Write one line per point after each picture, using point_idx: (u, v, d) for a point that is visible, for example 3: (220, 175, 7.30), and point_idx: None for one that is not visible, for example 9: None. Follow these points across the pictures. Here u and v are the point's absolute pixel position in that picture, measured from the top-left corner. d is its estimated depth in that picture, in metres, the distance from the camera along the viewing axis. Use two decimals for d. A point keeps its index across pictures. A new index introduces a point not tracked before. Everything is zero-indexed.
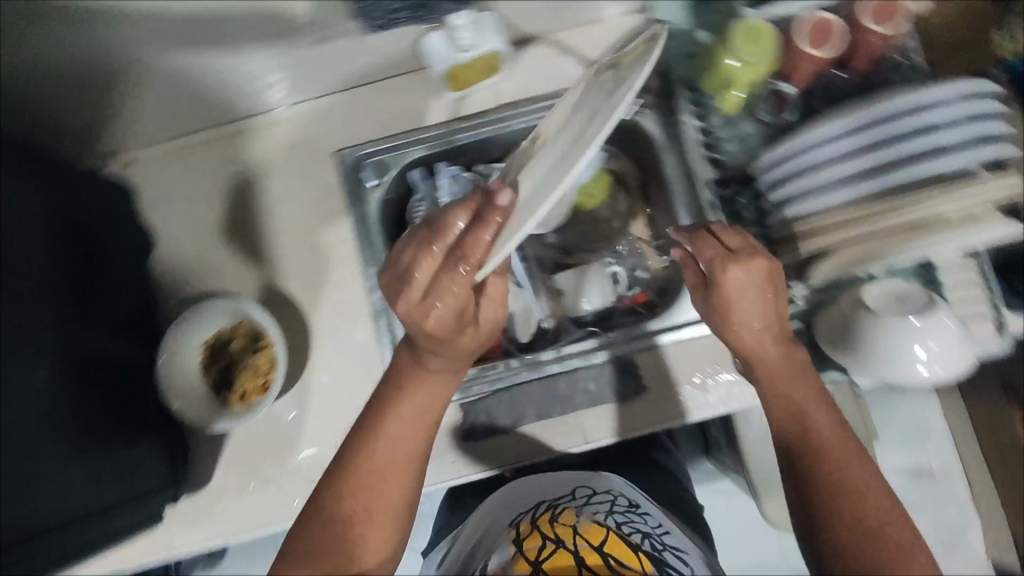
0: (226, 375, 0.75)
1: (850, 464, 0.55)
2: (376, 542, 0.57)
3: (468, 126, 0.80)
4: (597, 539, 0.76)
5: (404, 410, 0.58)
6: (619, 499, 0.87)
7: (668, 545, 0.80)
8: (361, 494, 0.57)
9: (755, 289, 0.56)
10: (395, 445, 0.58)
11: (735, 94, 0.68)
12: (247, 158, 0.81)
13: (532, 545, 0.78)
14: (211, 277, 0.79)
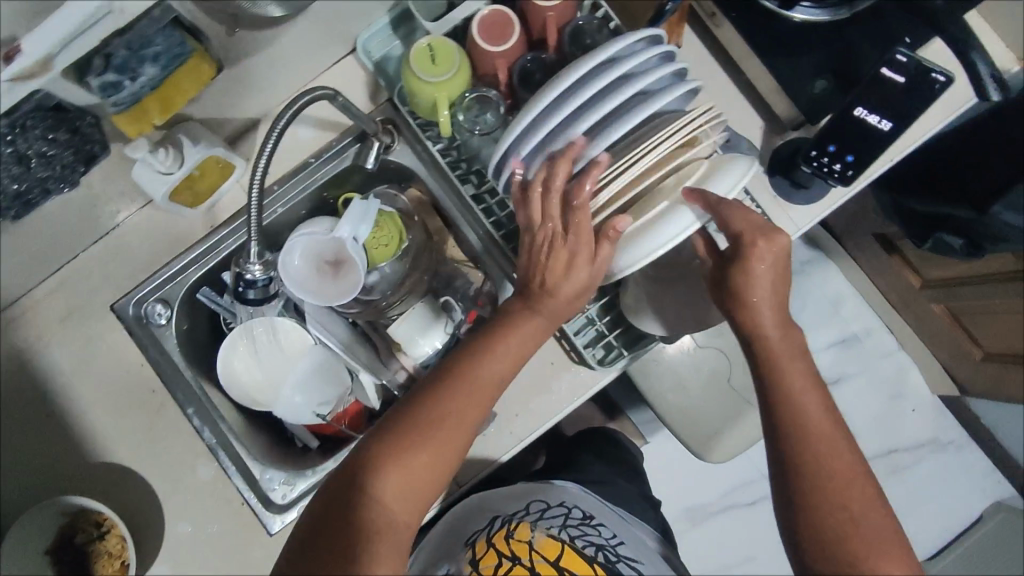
0: (81, 570, 0.73)
1: (799, 376, 0.62)
2: (428, 483, 0.61)
3: (230, 229, 0.77)
4: (552, 556, 0.79)
5: (504, 350, 0.65)
6: (574, 510, 0.89)
7: (622, 557, 0.82)
8: (454, 404, 0.63)
9: (776, 274, 0.61)
10: (503, 366, 0.65)
11: (446, 113, 0.65)
12: (23, 350, 0.76)
13: (487, 564, 0.79)
14: (35, 480, 0.75)
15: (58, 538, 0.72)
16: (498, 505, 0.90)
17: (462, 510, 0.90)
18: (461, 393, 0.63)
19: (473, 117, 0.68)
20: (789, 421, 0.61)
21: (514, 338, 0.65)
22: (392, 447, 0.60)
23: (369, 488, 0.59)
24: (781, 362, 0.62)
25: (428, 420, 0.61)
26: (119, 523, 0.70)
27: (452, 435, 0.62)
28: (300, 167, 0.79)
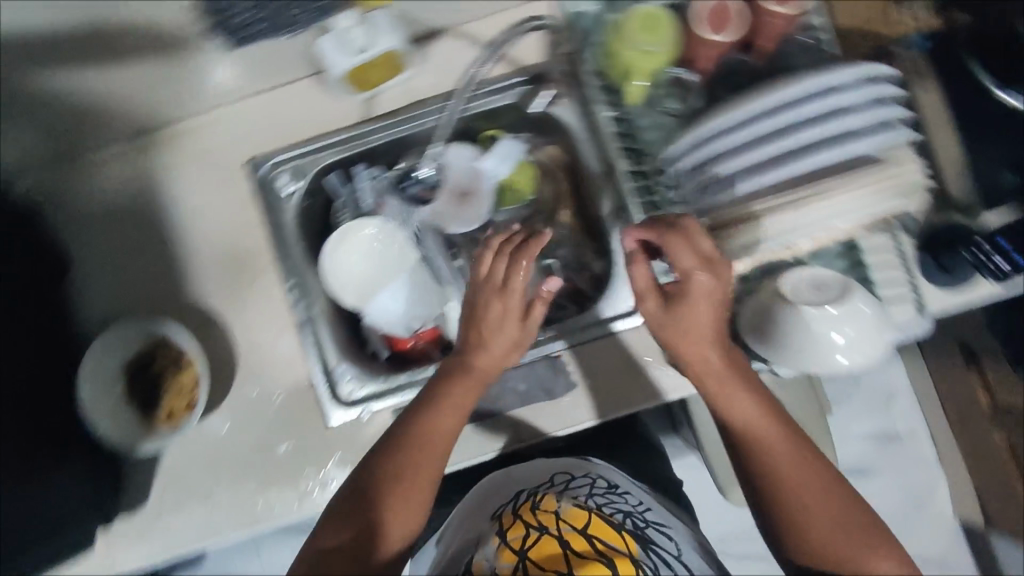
0: (150, 395, 0.75)
1: (778, 439, 0.59)
2: (415, 509, 0.61)
3: (382, 126, 0.78)
4: (581, 523, 0.72)
5: (443, 409, 0.64)
6: (598, 480, 0.85)
7: (652, 524, 0.79)
8: (399, 451, 0.61)
9: (711, 302, 0.59)
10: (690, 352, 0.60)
11: (636, 85, 0.67)
12: (155, 174, 0.79)
13: (513, 534, 0.72)
14: (133, 297, 0.78)
15: (137, 358, 0.76)
16: (525, 475, 0.88)
17: (482, 488, 0.87)
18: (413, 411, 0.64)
19: (663, 96, 0.70)
20: (772, 504, 0.59)
21: (689, 320, 0.60)
22: (382, 455, 0.61)
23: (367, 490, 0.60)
24: (767, 455, 0.59)
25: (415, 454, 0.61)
26: (199, 363, 0.72)
27: (419, 432, 0.63)
28: (465, 88, 0.77)
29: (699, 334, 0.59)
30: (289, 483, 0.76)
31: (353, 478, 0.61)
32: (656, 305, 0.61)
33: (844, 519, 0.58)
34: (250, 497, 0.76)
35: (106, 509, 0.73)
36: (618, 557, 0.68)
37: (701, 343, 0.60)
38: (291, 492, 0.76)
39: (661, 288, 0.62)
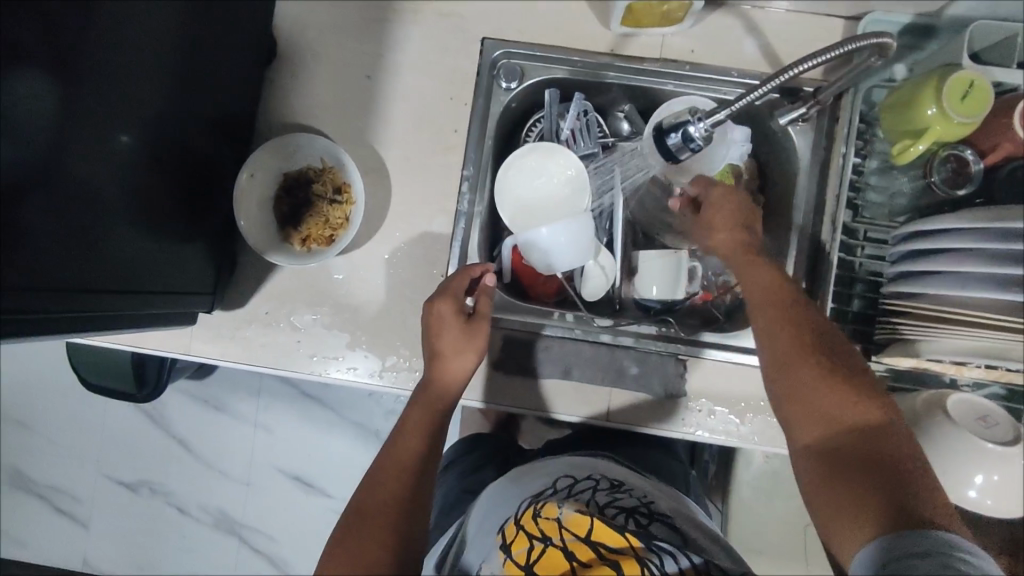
0: (295, 212, 0.75)
1: (811, 424, 0.54)
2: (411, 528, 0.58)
3: (623, 67, 0.75)
4: (583, 532, 0.59)
5: (418, 426, 0.63)
6: (600, 481, 0.70)
7: (657, 515, 0.64)
8: (398, 472, 0.60)
9: (772, 313, 0.58)
10: (758, 290, 0.60)
11: (921, 147, 0.61)
12: (389, 11, 0.77)
13: (517, 548, 0.59)
14: (315, 114, 0.77)
15: (300, 172, 0.75)
16: (516, 484, 0.70)
17: (484, 502, 0.68)
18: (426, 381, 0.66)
19: (937, 166, 0.62)
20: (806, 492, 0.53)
21: (743, 260, 0.63)
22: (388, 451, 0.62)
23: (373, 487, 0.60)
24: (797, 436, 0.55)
25: (395, 478, 0.60)
26: (357, 204, 0.71)
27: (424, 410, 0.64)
28: (720, 69, 0.74)
29: (768, 322, 0.58)
30: (377, 351, 0.76)
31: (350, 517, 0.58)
32: (728, 232, 0.65)
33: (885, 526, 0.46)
34: (335, 348, 0.76)
35: (209, 297, 0.74)
36: (622, 562, 0.56)
37: (773, 280, 0.60)
38: (376, 360, 0.76)
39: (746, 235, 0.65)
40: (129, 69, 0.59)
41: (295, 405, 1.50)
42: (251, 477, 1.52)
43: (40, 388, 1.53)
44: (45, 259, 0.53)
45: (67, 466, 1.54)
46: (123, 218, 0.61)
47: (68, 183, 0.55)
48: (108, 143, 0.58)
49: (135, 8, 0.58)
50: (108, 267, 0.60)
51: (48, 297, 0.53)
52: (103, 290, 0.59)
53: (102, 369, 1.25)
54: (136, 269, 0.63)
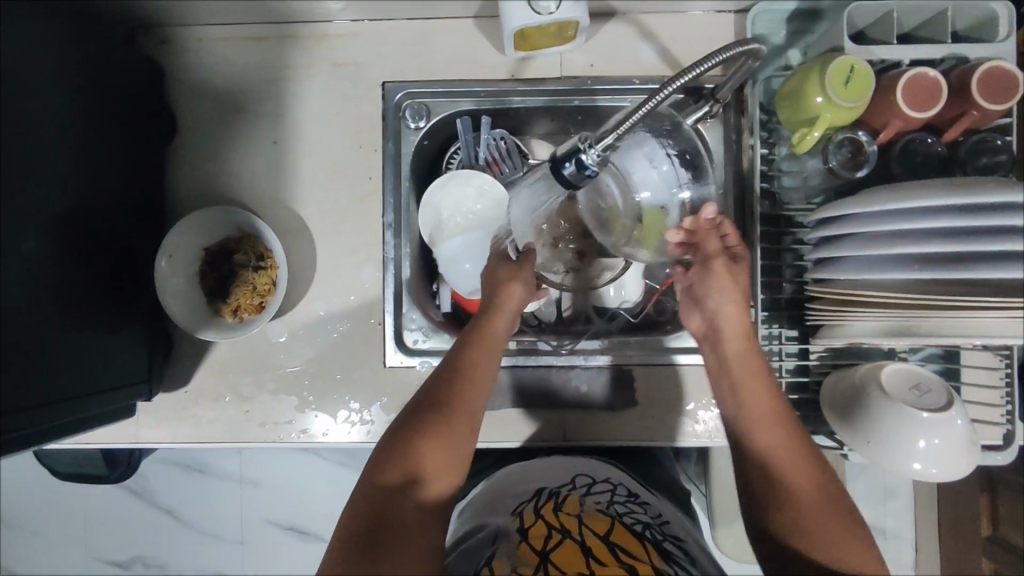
0: (221, 285, 0.74)
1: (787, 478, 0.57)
2: (450, 452, 0.56)
3: (526, 91, 0.76)
4: (602, 531, 0.58)
5: (483, 361, 0.62)
6: (618, 488, 0.69)
7: (670, 536, 0.61)
8: (458, 383, 0.60)
9: (758, 377, 0.62)
10: (762, 393, 0.61)
11: (817, 134, 0.62)
12: (285, 68, 0.76)
13: (533, 534, 0.58)
14: (228, 183, 0.76)
15: (218, 244, 0.74)
16: (533, 477, 0.70)
17: (496, 490, 0.68)
18: (496, 320, 0.65)
19: (833, 150, 0.65)
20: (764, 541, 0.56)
21: (755, 363, 0.62)
22: (455, 371, 0.60)
23: (437, 403, 0.58)
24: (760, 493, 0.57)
25: (455, 389, 0.59)
26: (281, 268, 0.71)
27: (483, 349, 0.63)
28: (621, 78, 0.75)
29: (756, 384, 0.61)
30: (328, 408, 0.75)
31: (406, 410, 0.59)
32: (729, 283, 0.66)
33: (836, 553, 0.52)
34: (286, 412, 0.75)
35: (147, 383, 0.73)
36: (639, 565, 0.54)
37: (739, 323, 0.65)
38: (328, 418, 0.75)
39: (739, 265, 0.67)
40: (19, 176, 0.58)
41: (276, 454, 1.49)
42: (245, 534, 1.50)
43: (13, 481, 1.49)
44: None
45: (57, 554, 1.51)
46: (44, 324, 0.60)
47: None
48: (11, 253, 0.57)
49: (18, 117, 0.57)
50: (31, 379, 0.58)
51: None
52: (27, 405, 0.58)
53: (69, 457, 1.22)
54: (67, 374, 0.62)
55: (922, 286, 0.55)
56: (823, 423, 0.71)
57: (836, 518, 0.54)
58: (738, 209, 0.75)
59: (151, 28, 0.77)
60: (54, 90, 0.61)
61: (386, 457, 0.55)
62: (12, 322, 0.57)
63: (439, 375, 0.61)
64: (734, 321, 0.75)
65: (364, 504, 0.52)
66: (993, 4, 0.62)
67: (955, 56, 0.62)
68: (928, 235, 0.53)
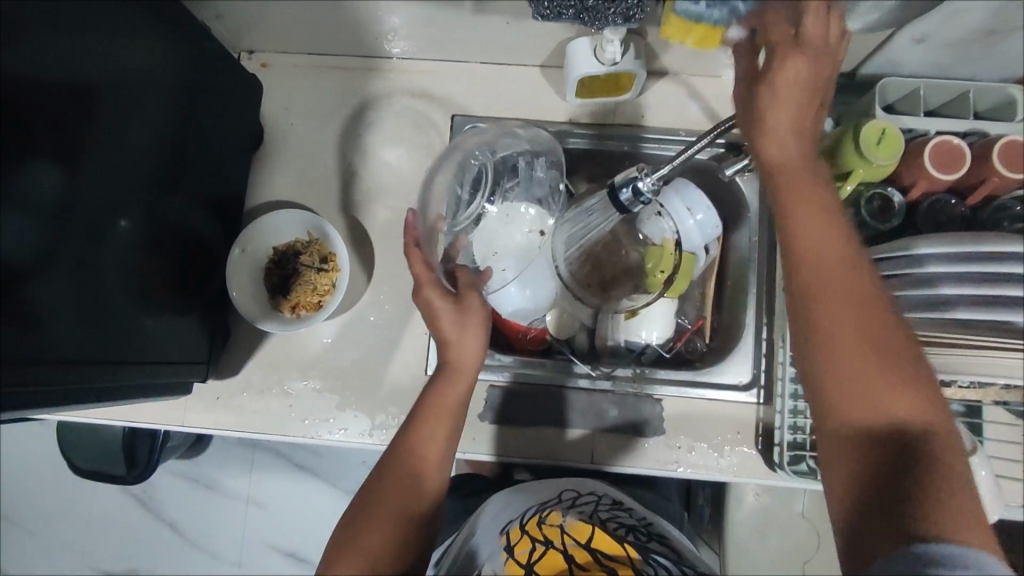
0: (283, 283, 0.79)
1: (829, 316, 0.50)
2: (404, 530, 0.60)
3: (581, 134, 0.84)
4: (584, 538, 0.60)
5: (428, 427, 0.65)
6: (603, 497, 0.71)
7: (655, 536, 0.65)
8: (404, 461, 0.63)
9: (819, 202, 0.52)
10: (826, 242, 0.51)
11: (849, 187, 0.68)
12: (366, 96, 0.85)
13: (519, 550, 0.60)
14: (302, 191, 0.84)
15: (288, 244, 0.80)
16: (522, 496, 0.71)
17: (490, 509, 0.70)
18: (443, 387, 0.67)
19: (865, 203, 0.70)
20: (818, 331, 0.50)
21: (805, 188, 0.53)
22: (400, 455, 0.63)
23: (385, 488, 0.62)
24: (812, 300, 0.51)
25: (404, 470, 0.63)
26: (342, 270, 0.76)
27: (437, 422, 0.65)
28: (668, 130, 0.82)
29: (814, 222, 0.52)
30: (366, 410, 0.78)
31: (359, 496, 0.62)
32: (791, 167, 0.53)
33: (897, 451, 0.46)
34: (326, 409, 0.78)
35: (203, 367, 0.77)
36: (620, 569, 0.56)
37: (815, 194, 0.52)
38: (366, 420, 0.78)
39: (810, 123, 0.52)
40: (125, 160, 0.65)
41: (286, 476, 1.49)
42: (242, 557, 1.48)
43: (23, 479, 1.49)
44: (47, 340, 0.56)
45: (54, 558, 1.49)
46: (121, 294, 0.65)
47: (72, 265, 0.59)
48: (108, 226, 0.63)
49: (133, 108, 0.65)
50: (107, 340, 0.63)
51: (55, 371, 0.57)
52: (100, 363, 0.62)
53: (91, 452, 1.24)
54: (136, 344, 0.67)
55: (956, 327, 0.60)
56: None
57: (879, 363, 0.48)
58: (770, 256, 0.80)
59: (253, 52, 0.87)
60: (168, 91, 0.69)
61: (340, 545, 0.58)
62: (97, 288, 0.62)
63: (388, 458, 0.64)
64: (762, 361, 0.78)
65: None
66: (1011, 89, 0.70)
67: (977, 130, 0.69)
68: (948, 284, 0.59)
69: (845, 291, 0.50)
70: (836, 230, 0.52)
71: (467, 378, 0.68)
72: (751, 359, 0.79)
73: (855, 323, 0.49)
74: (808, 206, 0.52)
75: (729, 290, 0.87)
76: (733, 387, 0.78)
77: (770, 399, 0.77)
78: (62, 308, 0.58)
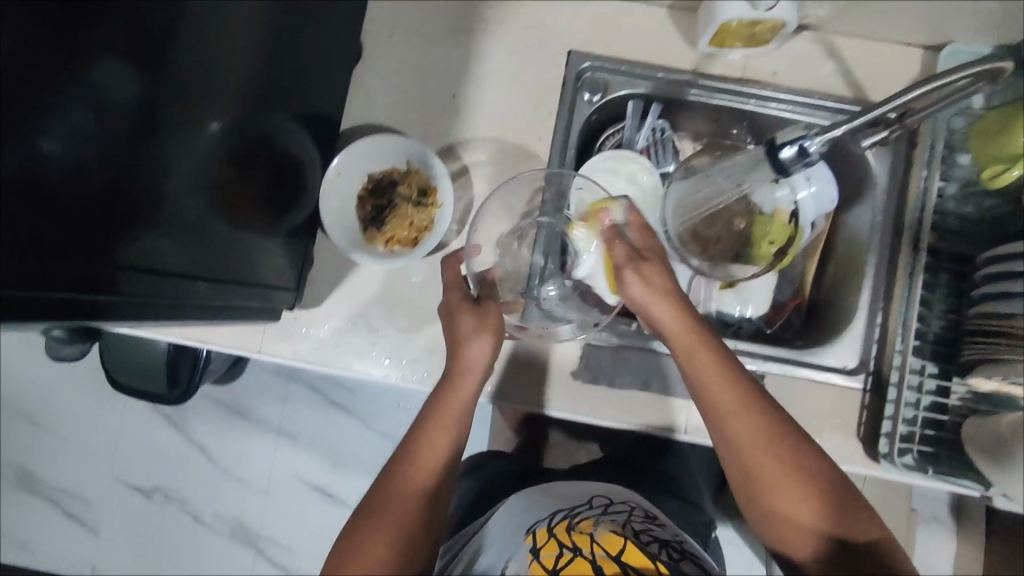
0: (379, 213, 0.74)
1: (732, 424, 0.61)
2: (405, 541, 0.58)
3: (706, 85, 0.77)
4: (615, 551, 0.58)
5: (434, 436, 0.64)
6: (635, 509, 0.69)
7: (687, 555, 0.62)
8: (406, 473, 0.62)
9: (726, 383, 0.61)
10: (719, 403, 0.61)
11: (1015, 173, 0.63)
12: (476, 19, 0.78)
13: (546, 552, 0.59)
14: (400, 117, 0.78)
15: (383, 173, 0.74)
16: (554, 500, 0.70)
17: (514, 509, 0.69)
18: (449, 391, 0.66)
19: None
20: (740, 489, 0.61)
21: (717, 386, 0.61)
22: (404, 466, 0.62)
23: (381, 498, 0.61)
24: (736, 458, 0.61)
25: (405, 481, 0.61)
26: (445, 206, 0.72)
27: (442, 432, 0.64)
28: (802, 90, 0.76)
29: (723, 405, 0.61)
30: None
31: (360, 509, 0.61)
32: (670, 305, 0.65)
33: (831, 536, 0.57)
34: (412, 351, 0.75)
35: (292, 293, 0.73)
36: None
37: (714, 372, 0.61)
38: None
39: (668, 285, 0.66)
40: (215, 61, 0.59)
41: (320, 411, 1.46)
42: (270, 486, 1.44)
43: (55, 386, 1.47)
44: (131, 243, 0.52)
45: (77, 469, 1.45)
46: (208, 205, 0.61)
47: (156, 169, 0.55)
48: (194, 132, 0.59)
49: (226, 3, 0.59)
50: (189, 253, 0.59)
51: (142, 278, 0.53)
52: (186, 275, 0.58)
53: (133, 368, 1.21)
54: (224, 260, 0.63)
55: None
56: (958, 466, 0.69)
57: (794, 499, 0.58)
58: (894, 238, 0.75)
59: None
60: None
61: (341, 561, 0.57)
62: (182, 198, 0.58)
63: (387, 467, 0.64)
64: (872, 347, 0.75)
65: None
66: None
67: None
68: None
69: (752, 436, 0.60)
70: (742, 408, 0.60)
71: (472, 376, 0.67)
72: (860, 343, 0.75)
73: (766, 454, 0.59)
74: (717, 368, 0.61)
75: (837, 271, 0.82)
76: (838, 370, 0.75)
77: (877, 387, 0.74)
78: (146, 213, 0.54)
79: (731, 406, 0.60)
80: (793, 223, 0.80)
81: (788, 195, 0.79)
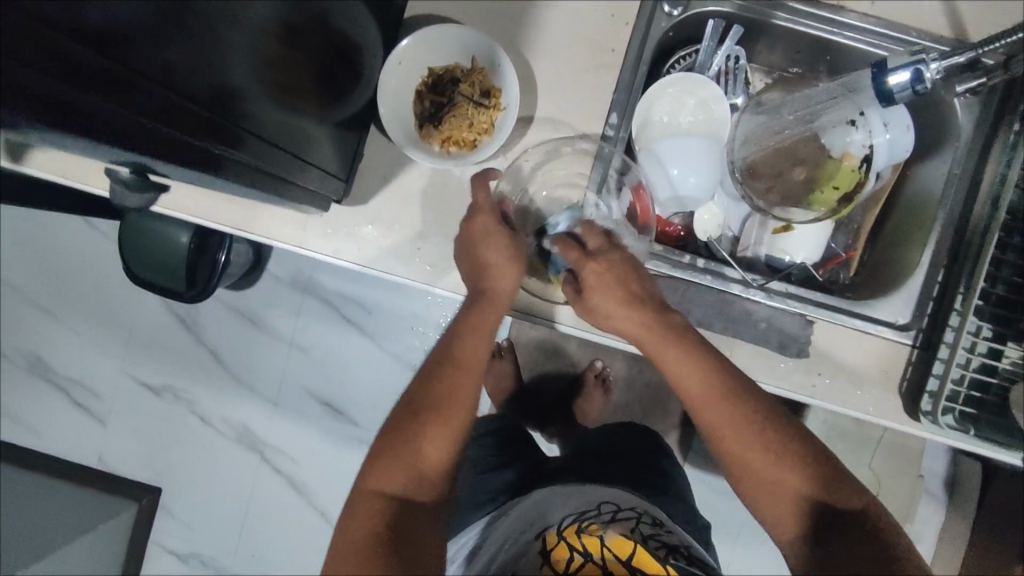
0: (436, 110, 0.71)
1: (702, 402, 0.60)
2: (438, 447, 0.62)
3: (797, 10, 0.72)
4: (624, 555, 0.61)
5: (469, 341, 0.66)
6: (644, 515, 0.68)
7: (693, 560, 0.64)
8: (440, 382, 0.64)
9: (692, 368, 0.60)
10: (692, 384, 0.60)
11: None
12: None
13: (556, 557, 0.62)
14: (467, 10, 0.72)
15: (446, 69, 0.70)
16: (568, 498, 0.71)
17: (532, 509, 0.71)
18: (478, 301, 0.67)
19: None
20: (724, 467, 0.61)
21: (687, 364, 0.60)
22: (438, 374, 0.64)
23: (416, 415, 0.63)
24: (717, 436, 0.60)
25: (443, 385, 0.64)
26: (509, 109, 0.68)
27: (473, 336, 0.66)
28: (899, 27, 0.71)
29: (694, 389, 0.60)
30: None
31: (395, 410, 0.64)
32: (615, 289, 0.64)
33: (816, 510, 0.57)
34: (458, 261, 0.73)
35: (341, 185, 0.70)
36: None
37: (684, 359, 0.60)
38: None
39: (614, 267, 0.64)
40: None
41: (333, 327, 1.43)
42: (280, 395, 1.44)
43: (71, 274, 1.44)
44: (187, 88, 0.47)
45: (90, 360, 1.45)
46: (263, 69, 0.56)
47: (221, 20, 0.49)
48: None
49: None
50: (244, 111, 0.54)
51: (190, 124, 0.48)
52: (237, 132, 0.53)
53: (153, 262, 1.19)
54: (275, 132, 0.58)
55: None
56: (997, 428, 0.69)
57: (776, 472, 0.58)
58: (969, 195, 0.72)
59: None
60: None
61: (380, 461, 0.61)
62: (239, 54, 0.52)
63: (416, 384, 0.65)
64: (928, 305, 0.73)
65: (369, 528, 0.58)
66: None
67: None
68: None
69: (733, 415, 0.59)
70: (711, 387, 0.60)
71: (506, 294, 0.67)
72: (916, 300, 0.73)
73: (749, 429, 0.58)
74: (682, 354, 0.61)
75: (898, 225, 0.79)
76: (889, 324, 0.73)
77: (927, 344, 0.72)
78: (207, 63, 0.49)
79: (690, 385, 0.61)
80: (862, 167, 0.76)
81: (863, 138, 0.75)
